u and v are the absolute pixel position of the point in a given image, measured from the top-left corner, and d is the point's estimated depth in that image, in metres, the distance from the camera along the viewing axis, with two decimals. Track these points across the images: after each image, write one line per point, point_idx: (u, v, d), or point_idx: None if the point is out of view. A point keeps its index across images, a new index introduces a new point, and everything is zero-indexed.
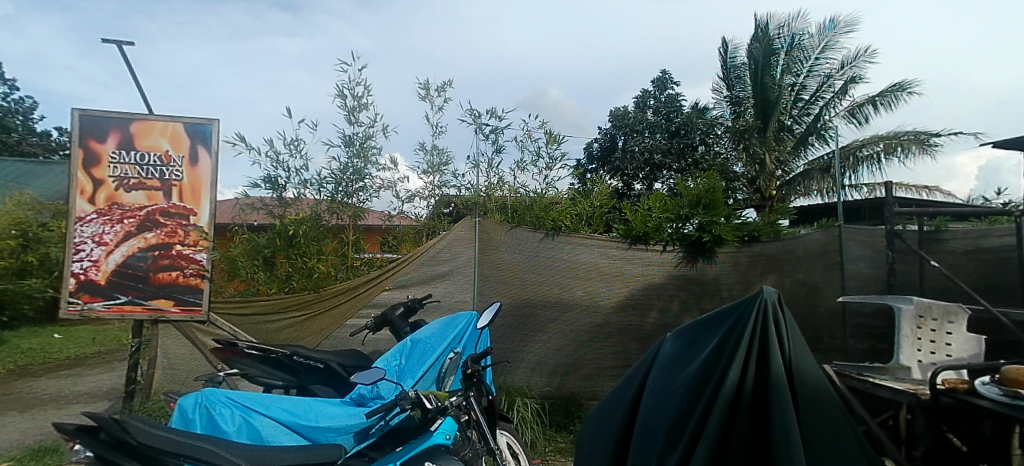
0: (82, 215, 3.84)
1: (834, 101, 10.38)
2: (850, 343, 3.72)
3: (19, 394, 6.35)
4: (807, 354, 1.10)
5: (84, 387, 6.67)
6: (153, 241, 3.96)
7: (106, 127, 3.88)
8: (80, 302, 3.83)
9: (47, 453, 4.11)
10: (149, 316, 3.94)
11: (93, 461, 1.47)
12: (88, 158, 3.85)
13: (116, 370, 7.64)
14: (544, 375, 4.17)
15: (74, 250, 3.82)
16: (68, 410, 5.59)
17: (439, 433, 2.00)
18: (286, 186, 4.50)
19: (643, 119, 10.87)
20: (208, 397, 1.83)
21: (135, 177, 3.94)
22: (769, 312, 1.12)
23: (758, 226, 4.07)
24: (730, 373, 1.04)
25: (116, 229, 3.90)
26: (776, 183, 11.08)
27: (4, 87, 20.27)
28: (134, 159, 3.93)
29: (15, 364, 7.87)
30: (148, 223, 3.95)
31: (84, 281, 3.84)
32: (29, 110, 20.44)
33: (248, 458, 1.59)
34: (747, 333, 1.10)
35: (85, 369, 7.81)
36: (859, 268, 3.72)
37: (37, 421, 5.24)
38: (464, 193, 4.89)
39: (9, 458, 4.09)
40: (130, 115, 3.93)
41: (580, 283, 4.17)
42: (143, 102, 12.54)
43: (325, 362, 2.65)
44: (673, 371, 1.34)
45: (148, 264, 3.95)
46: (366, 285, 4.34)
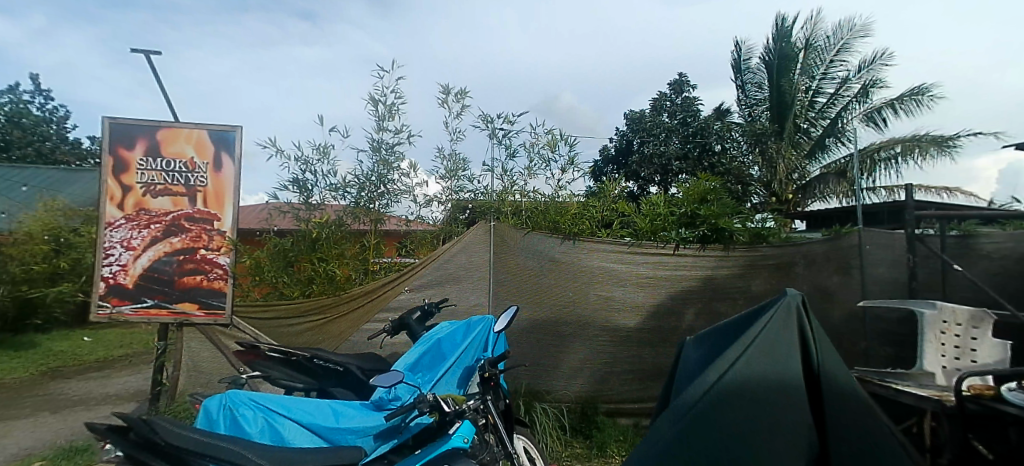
0: (111, 220, 3.93)
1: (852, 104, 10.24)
2: (872, 351, 3.60)
3: (51, 395, 6.50)
4: (835, 357, 1.12)
5: (112, 389, 6.77)
6: (178, 246, 4.04)
7: (135, 135, 3.96)
8: (109, 305, 3.91)
9: (78, 453, 4.18)
10: (174, 319, 4.00)
11: (123, 459, 1.50)
12: (118, 165, 3.94)
13: (144, 372, 7.78)
14: (561, 378, 4.17)
15: (103, 254, 3.91)
16: (97, 411, 5.70)
17: (457, 437, 2.04)
18: (312, 190, 4.60)
19: (660, 123, 10.82)
20: (231, 398, 1.84)
21: (161, 183, 4.02)
22: (794, 313, 1.17)
23: (769, 228, 4.14)
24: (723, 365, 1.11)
25: (143, 234, 3.98)
26: (794, 187, 10.79)
27: (39, 98, 20.79)
28: (160, 165, 4.01)
29: (48, 364, 8.08)
30: (173, 228, 4.03)
31: (113, 285, 3.93)
32: (64, 119, 20.87)
33: (271, 459, 1.61)
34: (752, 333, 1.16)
35: (114, 371, 7.94)
36: (881, 273, 3.62)
37: (69, 422, 5.37)
38: (479, 197, 4.92)
39: (41, 458, 4.17)
40: (156, 123, 4.00)
41: (593, 288, 4.16)
42: (172, 110, 12.84)
43: (344, 366, 2.67)
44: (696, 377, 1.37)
45: (174, 268, 4.03)
46: (382, 289, 4.33)
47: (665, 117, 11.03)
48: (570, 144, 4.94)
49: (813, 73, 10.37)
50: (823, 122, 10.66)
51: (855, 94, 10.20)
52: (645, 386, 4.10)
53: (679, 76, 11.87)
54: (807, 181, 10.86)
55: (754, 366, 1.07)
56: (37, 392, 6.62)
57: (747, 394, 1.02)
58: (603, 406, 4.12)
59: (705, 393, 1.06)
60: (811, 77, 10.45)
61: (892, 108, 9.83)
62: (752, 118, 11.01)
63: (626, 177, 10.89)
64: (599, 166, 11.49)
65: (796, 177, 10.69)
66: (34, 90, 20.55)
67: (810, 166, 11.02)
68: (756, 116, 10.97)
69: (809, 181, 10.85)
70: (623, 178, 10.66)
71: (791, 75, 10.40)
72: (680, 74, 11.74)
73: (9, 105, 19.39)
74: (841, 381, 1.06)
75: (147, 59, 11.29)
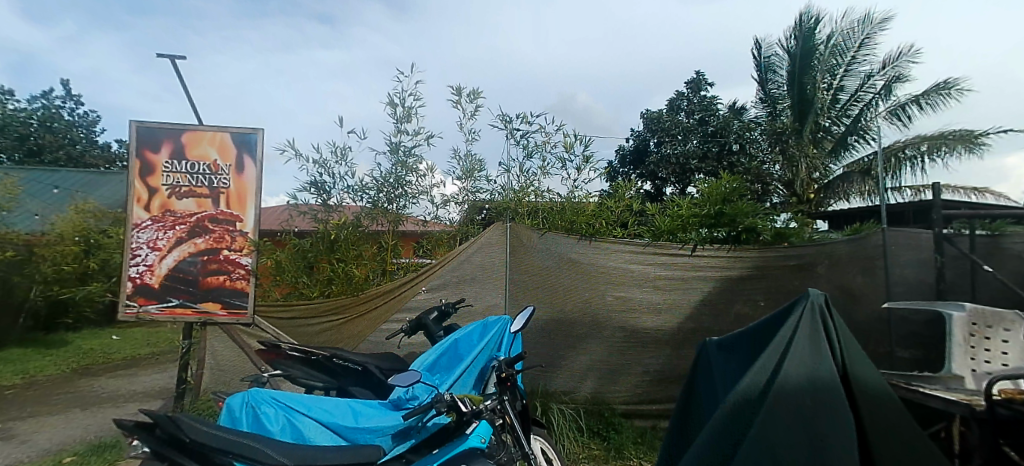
0: (138, 221, 4.02)
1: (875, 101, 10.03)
2: (897, 352, 3.52)
3: (82, 392, 6.69)
4: (863, 358, 1.17)
5: (139, 387, 6.93)
6: (202, 247, 4.12)
7: (161, 138, 4.04)
8: (136, 305, 4.01)
9: (107, 448, 4.29)
10: (198, 318, 4.08)
11: (150, 456, 1.53)
12: (144, 168, 4.03)
13: (169, 371, 7.95)
14: (577, 380, 4.15)
15: (131, 255, 4.01)
16: (125, 408, 5.85)
17: (474, 437, 2.07)
18: (330, 192, 4.67)
19: (677, 122, 10.72)
20: (254, 396, 1.87)
21: (186, 185, 4.10)
22: (818, 313, 1.21)
23: (792, 228, 4.05)
24: (752, 373, 1.14)
25: (168, 235, 4.07)
26: (815, 187, 10.56)
27: (71, 104, 21.48)
28: (185, 168, 4.09)
29: (79, 363, 8.31)
30: (197, 229, 4.12)
31: (140, 285, 4.03)
32: (94, 123, 21.49)
33: (294, 458, 1.62)
34: (776, 341, 1.19)
35: (142, 369, 8.14)
36: (906, 273, 3.53)
37: (99, 418, 5.52)
38: (496, 198, 4.91)
39: (73, 453, 4.29)
40: (181, 126, 4.08)
41: (610, 288, 4.13)
42: (195, 113, 13.12)
43: (363, 365, 2.69)
44: None
45: (198, 268, 4.11)
46: (398, 289, 4.36)
47: (682, 116, 10.93)
48: (586, 144, 4.93)
49: (835, 70, 10.18)
50: (845, 120, 10.45)
51: (878, 91, 9.98)
52: (663, 387, 4.07)
53: (697, 74, 11.72)
54: (830, 180, 10.50)
55: (793, 369, 1.08)
56: (69, 389, 6.82)
57: (793, 398, 1.02)
58: (620, 407, 4.10)
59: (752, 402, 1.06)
60: (833, 74, 10.26)
61: (917, 104, 9.54)
62: (772, 116, 10.87)
63: (643, 177, 10.84)
64: (615, 166, 11.46)
65: (817, 176, 10.49)
66: (65, 95, 21.17)
67: (832, 165, 10.69)
68: (776, 115, 10.83)
69: (832, 181, 10.49)
70: (640, 179, 10.60)
71: (812, 73, 10.23)
72: (697, 73, 11.65)
73: (41, 110, 20.02)
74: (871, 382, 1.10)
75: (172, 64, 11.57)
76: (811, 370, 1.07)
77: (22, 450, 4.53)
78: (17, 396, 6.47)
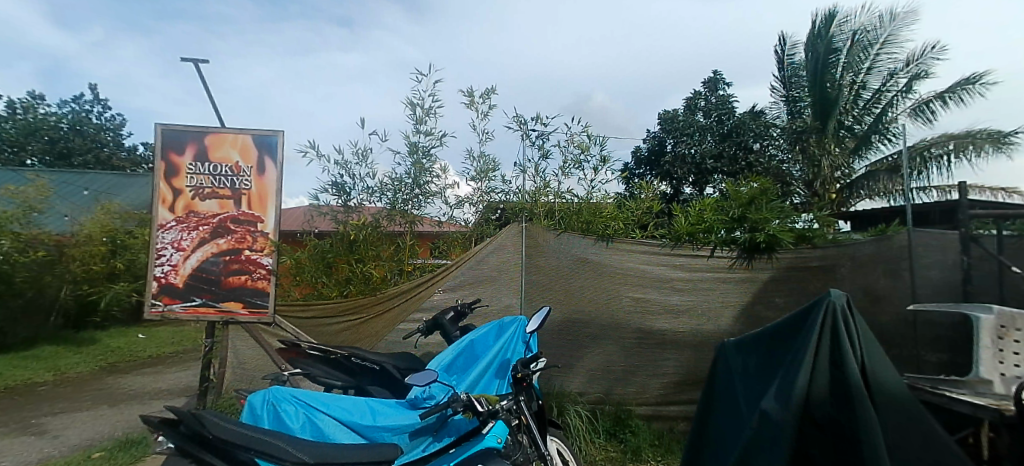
0: (163, 222, 4.11)
1: (898, 99, 9.81)
2: (924, 356, 3.42)
3: (109, 388, 6.87)
4: (880, 355, 1.22)
5: (163, 384, 7.09)
6: (224, 247, 4.19)
7: (185, 140, 4.12)
8: (161, 303, 4.10)
9: (133, 444, 4.39)
10: (221, 317, 4.15)
11: (173, 451, 1.55)
12: (169, 170, 4.12)
13: (192, 369, 8.10)
14: (594, 380, 4.14)
15: (156, 255, 4.10)
16: (151, 405, 5.99)
17: (491, 437, 2.08)
18: (351, 193, 4.75)
19: (693, 122, 10.66)
20: (275, 394, 1.90)
21: (209, 187, 4.18)
22: (838, 310, 1.24)
23: (814, 229, 3.95)
24: (800, 377, 1.16)
25: (192, 236, 4.15)
26: (837, 186, 10.32)
27: (99, 108, 22.11)
28: (208, 169, 4.17)
29: (106, 360, 8.51)
30: (220, 230, 4.19)
31: (165, 284, 4.11)
32: (120, 126, 22.08)
33: (314, 455, 1.65)
34: (813, 342, 1.20)
35: (166, 367, 8.31)
36: (931, 275, 3.46)
37: (126, 414, 5.65)
38: (511, 198, 4.92)
39: (101, 448, 4.40)
40: (204, 129, 4.15)
41: (628, 289, 4.11)
42: (217, 116, 13.40)
43: (380, 364, 2.72)
44: (759, 381, 1.46)
45: (220, 268, 4.18)
46: (415, 289, 4.38)
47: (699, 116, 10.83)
48: (602, 144, 4.92)
49: (857, 68, 9.97)
50: (867, 118, 10.24)
51: (901, 89, 9.76)
52: (682, 390, 4.03)
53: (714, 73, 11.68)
54: (853, 179, 10.26)
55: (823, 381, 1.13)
56: (97, 386, 7.00)
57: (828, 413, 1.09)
58: (636, 408, 4.08)
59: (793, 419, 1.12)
60: (855, 72, 10.05)
61: (942, 100, 9.29)
62: (793, 116, 10.74)
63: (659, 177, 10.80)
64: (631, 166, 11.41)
65: (840, 175, 10.33)
66: (94, 100, 21.78)
67: (855, 164, 10.49)
68: (797, 115, 10.67)
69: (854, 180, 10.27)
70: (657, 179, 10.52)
71: (833, 71, 10.03)
72: (715, 73, 11.58)
73: (71, 114, 20.65)
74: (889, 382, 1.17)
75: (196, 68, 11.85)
76: (849, 380, 1.12)
77: (52, 445, 4.66)
78: (48, 392, 6.66)
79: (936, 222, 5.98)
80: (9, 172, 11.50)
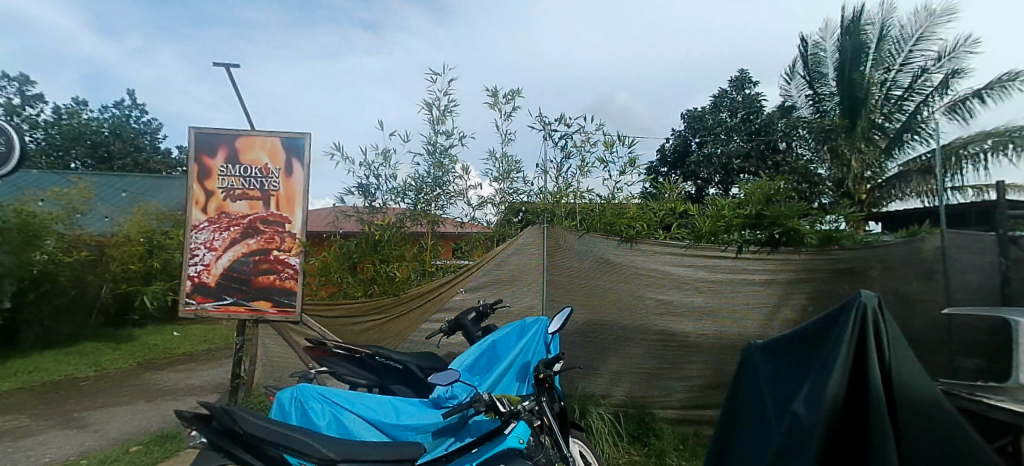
0: (196, 223, 4.23)
1: (932, 97, 9.24)
2: (960, 362, 3.29)
3: (145, 384, 7.10)
4: (910, 360, 1.19)
5: (197, 380, 7.29)
6: (254, 247, 4.29)
7: (216, 143, 4.24)
8: (194, 302, 4.22)
9: (169, 439, 4.52)
10: (251, 316, 4.25)
11: (205, 445, 1.59)
12: (201, 172, 4.23)
13: (224, 366, 8.28)
14: (618, 383, 4.11)
15: (190, 255, 4.21)
16: (186, 401, 6.17)
17: (513, 437, 2.12)
18: (375, 194, 4.87)
19: (722, 122, 11.59)
20: (302, 391, 1.94)
21: (239, 188, 4.28)
22: (869, 313, 1.21)
23: (841, 230, 3.87)
24: (831, 383, 1.14)
25: (224, 236, 4.26)
26: (867, 187, 9.56)
27: (139, 112, 22.96)
28: (239, 171, 4.27)
29: (143, 356, 8.79)
30: (250, 230, 4.29)
31: (198, 283, 4.23)
32: (157, 130, 22.91)
33: (341, 452, 1.69)
34: (844, 349, 1.18)
35: (199, 364, 8.53)
36: (968, 277, 3.35)
37: (162, 409, 5.84)
38: (533, 199, 4.93)
39: (138, 442, 4.55)
40: (234, 131, 4.25)
41: (650, 290, 4.07)
42: (250, 120, 13.79)
43: (404, 364, 2.75)
44: (788, 388, 1.44)
45: (250, 268, 4.29)
46: (438, 289, 4.42)
47: (728, 115, 11.73)
48: (629, 145, 4.90)
49: (886, 65, 9.71)
50: (899, 117, 9.80)
51: (936, 86, 9.21)
52: (706, 393, 3.97)
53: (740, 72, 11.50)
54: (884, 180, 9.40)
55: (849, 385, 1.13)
56: (134, 382, 7.24)
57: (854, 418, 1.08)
58: (660, 412, 4.04)
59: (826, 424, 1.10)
60: (886, 69, 9.77)
61: (979, 97, 8.85)
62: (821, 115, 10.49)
63: (685, 176, 11.55)
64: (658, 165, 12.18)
65: (869, 176, 9.62)
66: (134, 104, 22.69)
67: (887, 164, 9.68)
68: (825, 112, 10.42)
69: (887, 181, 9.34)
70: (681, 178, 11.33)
71: (862, 68, 9.78)
72: (742, 71, 11.40)
73: (112, 119, 21.51)
74: (916, 388, 1.14)
75: (230, 73, 12.22)
76: (875, 386, 1.10)
77: (93, 438, 4.83)
78: (88, 387, 6.91)
79: (977, 222, 5.77)
80: (56, 176, 12.07)
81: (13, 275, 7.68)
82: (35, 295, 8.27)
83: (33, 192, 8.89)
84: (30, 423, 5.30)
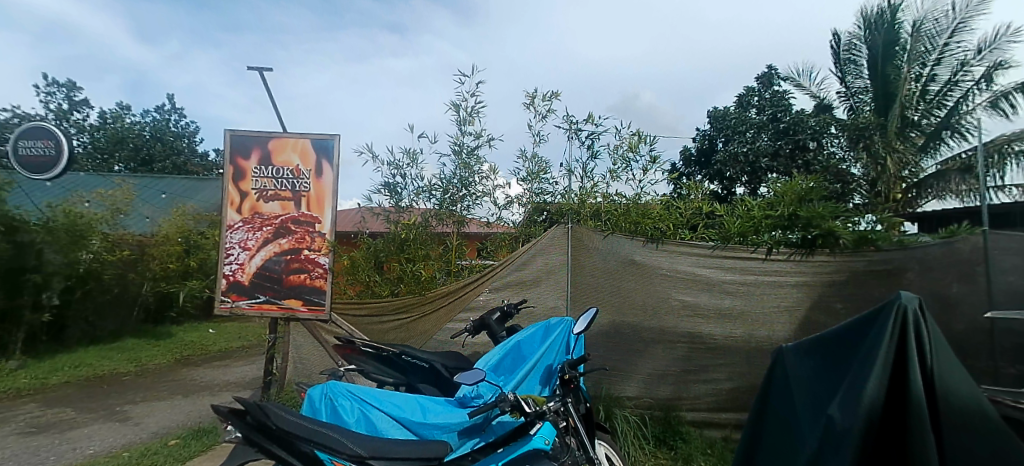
0: (231, 223, 4.36)
1: (972, 91, 8.97)
2: (1002, 368, 3.14)
3: (183, 379, 7.33)
4: (954, 364, 1.15)
5: (231, 377, 7.48)
6: (286, 246, 4.38)
7: (250, 145, 4.35)
8: (230, 300, 4.36)
9: (205, 433, 4.63)
10: (282, 313, 4.34)
11: (240, 440, 1.61)
12: (237, 173, 4.36)
13: (257, 363, 8.49)
14: (645, 385, 4.07)
15: (225, 254, 4.34)
16: (220, 396, 6.33)
17: (538, 438, 2.07)
18: (402, 195, 4.93)
19: (746, 119, 11.21)
20: (332, 388, 1.97)
21: (272, 189, 4.38)
22: (910, 314, 1.18)
23: (877, 231, 3.72)
24: (868, 387, 1.11)
25: (257, 236, 4.37)
26: (902, 186, 9.29)
27: (178, 116, 23.75)
28: (271, 172, 4.37)
29: (180, 353, 9.04)
30: (282, 230, 4.38)
31: (233, 281, 4.36)
32: (193, 133, 23.65)
33: (371, 450, 1.72)
34: (883, 352, 1.14)
35: (234, 361, 8.76)
36: (1012, 280, 3.19)
37: (199, 404, 6.02)
38: (558, 199, 4.94)
39: (176, 436, 4.68)
40: (268, 133, 4.35)
41: (677, 291, 4.02)
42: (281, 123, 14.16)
43: (430, 362, 2.78)
44: (820, 391, 1.41)
45: (282, 267, 4.38)
46: (463, 289, 4.44)
47: (753, 113, 11.33)
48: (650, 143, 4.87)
49: (923, 59, 9.39)
50: (937, 113, 9.51)
51: (976, 80, 8.93)
52: (734, 397, 3.93)
53: (769, 68, 11.23)
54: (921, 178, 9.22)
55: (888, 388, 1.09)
56: (173, 377, 7.47)
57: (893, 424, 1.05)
58: (687, 414, 3.99)
59: (863, 429, 1.08)
60: (923, 63, 9.44)
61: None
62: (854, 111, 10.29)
63: (711, 177, 11.32)
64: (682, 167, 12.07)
65: (907, 174, 9.37)
66: (173, 109, 23.55)
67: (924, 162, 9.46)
68: (858, 109, 10.23)
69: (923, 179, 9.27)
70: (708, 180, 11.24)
71: (897, 63, 9.53)
72: (771, 67, 11.14)
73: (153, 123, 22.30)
74: (961, 394, 1.10)
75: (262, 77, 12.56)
76: (917, 390, 1.07)
77: (135, 432, 5.00)
78: (129, 382, 7.16)
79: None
80: (99, 178, 12.58)
81: (61, 273, 7.89)
82: (82, 292, 8.62)
83: (79, 193, 9.30)
84: (76, 416, 5.52)
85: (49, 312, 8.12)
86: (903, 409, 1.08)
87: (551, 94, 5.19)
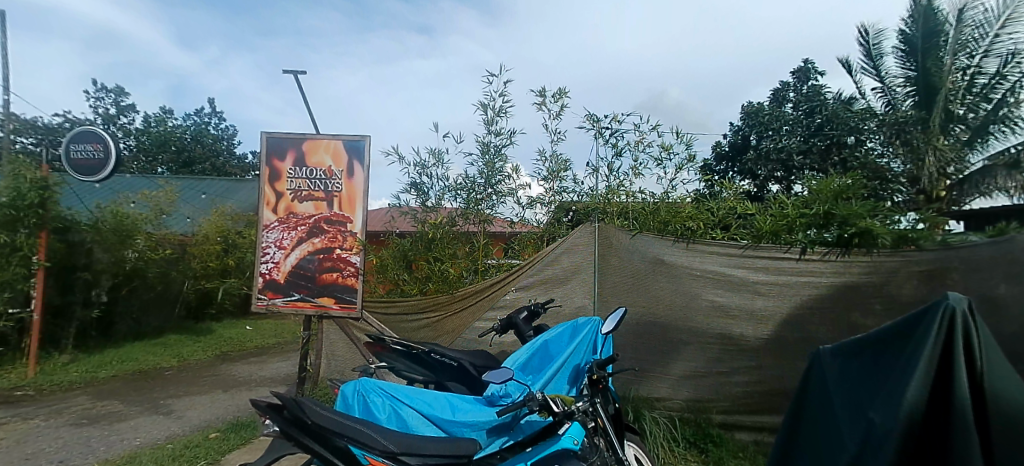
0: (267, 222, 4.47)
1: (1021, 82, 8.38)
2: None
3: (223, 374, 7.57)
4: (1004, 367, 1.10)
5: (269, 372, 7.68)
6: (319, 245, 4.47)
7: (286, 147, 4.46)
8: (265, 297, 4.47)
9: (243, 427, 4.77)
10: (316, 311, 4.45)
11: (278, 434, 1.65)
12: (272, 174, 4.47)
13: (290, 359, 8.68)
14: (675, 386, 4.03)
15: (261, 253, 4.46)
16: (258, 391, 6.52)
17: (567, 437, 2.12)
18: (428, 195, 4.97)
19: (779, 117, 11.15)
20: (365, 385, 2.01)
21: (305, 189, 4.47)
22: (958, 316, 1.13)
23: (918, 230, 3.48)
24: (909, 388, 1.07)
25: (292, 235, 4.47)
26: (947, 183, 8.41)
27: (217, 119, 24.57)
28: (305, 173, 4.47)
29: (219, 348, 9.36)
30: (315, 230, 4.47)
31: (269, 280, 4.48)
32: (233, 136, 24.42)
33: (402, 445, 1.75)
34: (926, 352, 1.10)
35: (269, 357, 8.99)
36: None
37: (238, 398, 6.21)
38: (583, 198, 4.90)
39: (217, 429, 4.85)
40: (301, 135, 4.45)
41: (706, 291, 3.96)
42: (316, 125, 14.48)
43: (459, 361, 2.81)
44: (860, 393, 1.36)
45: (315, 266, 4.47)
46: (490, 288, 4.47)
47: (789, 109, 11.29)
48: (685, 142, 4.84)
49: (970, 51, 9.04)
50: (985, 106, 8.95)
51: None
52: (768, 400, 3.81)
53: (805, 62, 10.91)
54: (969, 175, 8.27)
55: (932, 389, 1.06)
56: (211, 372, 7.72)
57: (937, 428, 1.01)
58: (717, 416, 3.93)
59: (902, 432, 1.04)
60: (970, 55, 9.06)
61: None
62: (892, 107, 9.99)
63: (742, 175, 11.21)
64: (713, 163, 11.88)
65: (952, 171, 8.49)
66: (213, 112, 24.35)
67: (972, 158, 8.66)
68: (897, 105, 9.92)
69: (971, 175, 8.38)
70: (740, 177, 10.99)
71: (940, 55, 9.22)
72: (806, 62, 10.88)
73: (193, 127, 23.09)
74: (1010, 396, 1.05)
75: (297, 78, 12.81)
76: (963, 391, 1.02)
77: (178, 424, 5.20)
78: (171, 376, 7.44)
79: None
80: (143, 180, 13.12)
81: (109, 271, 8.30)
82: (128, 290, 8.96)
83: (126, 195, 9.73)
84: (125, 408, 5.77)
85: (98, 308, 8.49)
86: (947, 411, 1.04)
87: (561, 92, 5.17)
